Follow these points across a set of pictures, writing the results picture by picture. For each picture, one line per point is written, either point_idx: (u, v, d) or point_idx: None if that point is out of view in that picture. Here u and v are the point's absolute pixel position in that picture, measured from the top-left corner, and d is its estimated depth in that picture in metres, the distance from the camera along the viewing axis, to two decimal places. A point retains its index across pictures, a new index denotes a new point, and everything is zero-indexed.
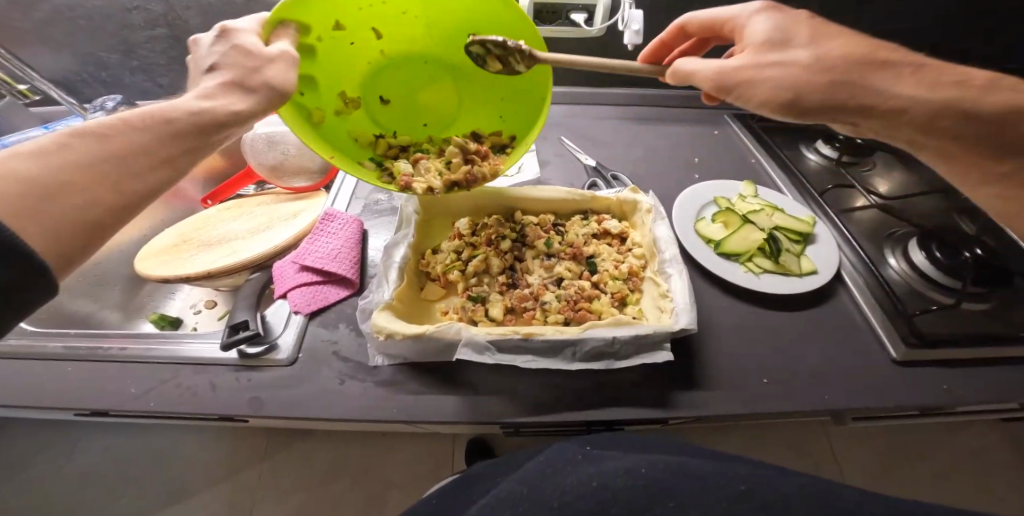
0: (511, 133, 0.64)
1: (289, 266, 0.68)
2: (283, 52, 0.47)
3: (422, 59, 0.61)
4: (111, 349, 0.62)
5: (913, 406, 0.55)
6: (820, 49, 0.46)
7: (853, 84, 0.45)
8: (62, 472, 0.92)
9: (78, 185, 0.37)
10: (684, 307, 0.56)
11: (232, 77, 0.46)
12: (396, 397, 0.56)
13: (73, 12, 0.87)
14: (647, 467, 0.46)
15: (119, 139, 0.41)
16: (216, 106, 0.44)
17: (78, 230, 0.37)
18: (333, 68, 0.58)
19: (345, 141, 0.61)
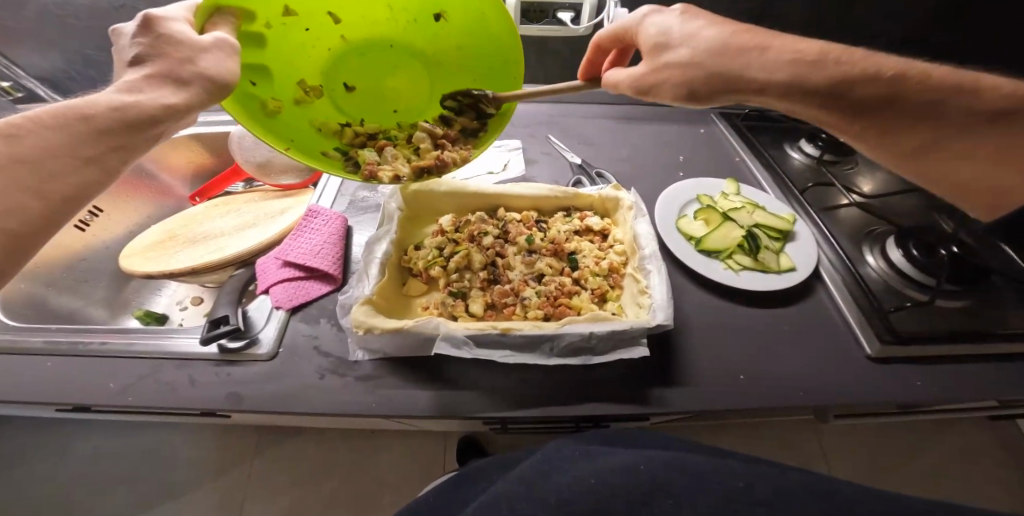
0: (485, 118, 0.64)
1: (273, 262, 0.68)
2: (216, 40, 0.44)
3: (388, 44, 0.60)
4: (91, 344, 0.62)
5: (889, 402, 0.56)
6: (696, 44, 0.52)
7: (721, 74, 0.51)
8: (52, 470, 0.92)
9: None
10: (662, 303, 0.57)
11: (162, 69, 0.43)
12: (376, 392, 0.56)
13: (61, 10, 0.86)
14: (646, 464, 0.46)
15: (36, 141, 0.39)
16: (143, 102, 0.42)
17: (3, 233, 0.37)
18: (286, 58, 0.56)
19: (304, 130, 0.59)
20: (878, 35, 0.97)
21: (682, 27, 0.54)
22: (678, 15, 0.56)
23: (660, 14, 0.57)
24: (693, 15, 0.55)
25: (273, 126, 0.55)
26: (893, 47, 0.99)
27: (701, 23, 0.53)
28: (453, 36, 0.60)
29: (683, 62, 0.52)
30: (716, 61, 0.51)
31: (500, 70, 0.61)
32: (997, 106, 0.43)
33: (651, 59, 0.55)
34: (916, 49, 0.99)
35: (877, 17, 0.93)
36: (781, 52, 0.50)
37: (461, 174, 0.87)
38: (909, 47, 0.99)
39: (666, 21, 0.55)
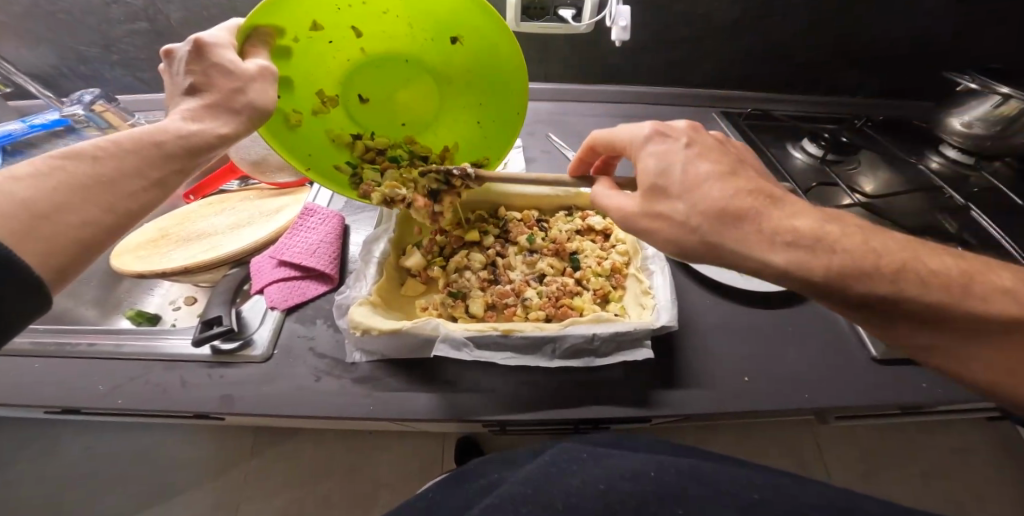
0: (485, 154, 0.66)
1: (267, 261, 0.67)
2: (263, 71, 0.45)
3: (404, 59, 0.59)
4: (80, 345, 0.60)
5: (893, 404, 0.55)
6: (703, 202, 0.39)
7: (712, 243, 0.39)
8: (42, 471, 0.90)
9: (76, 204, 0.35)
10: (666, 304, 0.56)
11: (213, 97, 0.43)
12: (373, 394, 0.55)
13: (52, 5, 0.84)
14: (656, 470, 0.46)
15: (112, 161, 0.39)
16: (202, 129, 0.42)
17: (81, 247, 0.36)
18: (306, 68, 0.55)
19: (320, 142, 0.61)
20: (879, 35, 0.96)
21: (683, 168, 0.41)
22: (683, 145, 0.43)
23: (658, 142, 0.44)
24: (703, 148, 0.43)
25: (290, 143, 0.57)
26: (895, 47, 0.98)
27: (705, 162, 0.41)
28: (468, 61, 0.59)
29: (682, 221, 0.40)
30: (723, 233, 0.38)
31: (509, 98, 0.61)
32: (1003, 316, 0.36)
33: (646, 203, 0.43)
34: (918, 49, 0.99)
35: (880, 16, 0.93)
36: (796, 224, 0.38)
37: None
38: (911, 47, 0.98)
39: (668, 152, 0.43)
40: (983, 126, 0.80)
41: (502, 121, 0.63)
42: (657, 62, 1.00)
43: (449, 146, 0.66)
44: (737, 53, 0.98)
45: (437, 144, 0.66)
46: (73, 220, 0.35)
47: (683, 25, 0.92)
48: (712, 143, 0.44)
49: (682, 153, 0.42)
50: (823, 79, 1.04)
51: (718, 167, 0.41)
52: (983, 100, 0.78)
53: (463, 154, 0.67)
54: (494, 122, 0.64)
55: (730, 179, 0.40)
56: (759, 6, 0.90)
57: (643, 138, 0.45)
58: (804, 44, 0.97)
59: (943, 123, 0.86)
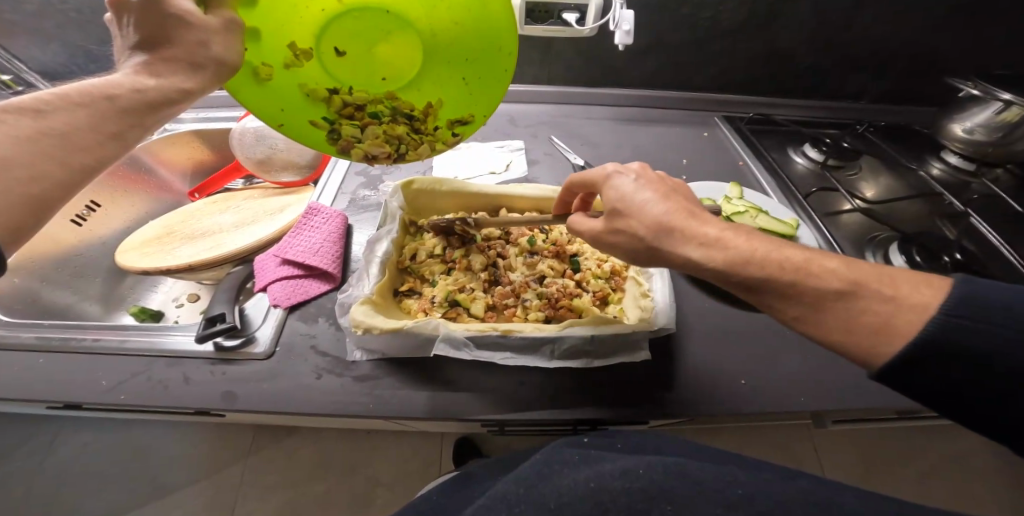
0: (470, 113, 0.59)
1: (271, 259, 0.67)
2: (225, 24, 0.42)
3: (385, 10, 0.53)
4: (83, 340, 0.61)
5: (890, 408, 0.55)
6: (647, 219, 0.42)
7: (654, 251, 0.43)
8: (40, 466, 0.90)
9: (20, 159, 0.34)
10: (664, 307, 0.56)
11: (172, 51, 0.40)
12: (373, 392, 0.55)
13: (65, 4, 0.85)
14: (645, 467, 0.46)
15: (61, 115, 0.37)
16: (162, 84, 0.41)
17: (28, 204, 0.35)
18: (276, 17, 0.50)
19: (292, 96, 0.55)
20: (882, 39, 0.96)
21: (635, 195, 0.44)
22: (632, 178, 0.46)
23: (618, 176, 0.47)
24: (651, 178, 0.46)
25: (260, 98, 0.52)
26: (899, 52, 0.98)
27: (651, 190, 0.44)
28: (453, 12, 0.52)
29: (633, 236, 0.43)
30: (656, 240, 0.42)
31: (497, 52, 0.53)
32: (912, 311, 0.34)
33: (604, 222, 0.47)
34: (923, 54, 0.99)
35: (883, 21, 0.93)
36: (713, 232, 0.40)
37: (462, 174, 0.86)
38: (914, 52, 0.98)
39: (621, 185, 0.46)
40: (985, 132, 0.80)
41: (490, 78, 0.56)
42: (659, 67, 1.00)
43: (432, 103, 0.59)
44: (737, 57, 0.99)
45: (422, 100, 0.60)
46: (20, 175, 0.34)
47: (687, 30, 0.93)
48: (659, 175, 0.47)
49: (632, 183, 0.45)
50: (826, 84, 1.04)
51: (664, 193, 0.44)
52: (986, 106, 0.78)
53: (448, 112, 0.60)
54: (483, 79, 0.56)
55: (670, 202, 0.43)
56: (762, 10, 0.90)
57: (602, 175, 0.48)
58: (808, 46, 0.97)
59: (944, 130, 0.86)
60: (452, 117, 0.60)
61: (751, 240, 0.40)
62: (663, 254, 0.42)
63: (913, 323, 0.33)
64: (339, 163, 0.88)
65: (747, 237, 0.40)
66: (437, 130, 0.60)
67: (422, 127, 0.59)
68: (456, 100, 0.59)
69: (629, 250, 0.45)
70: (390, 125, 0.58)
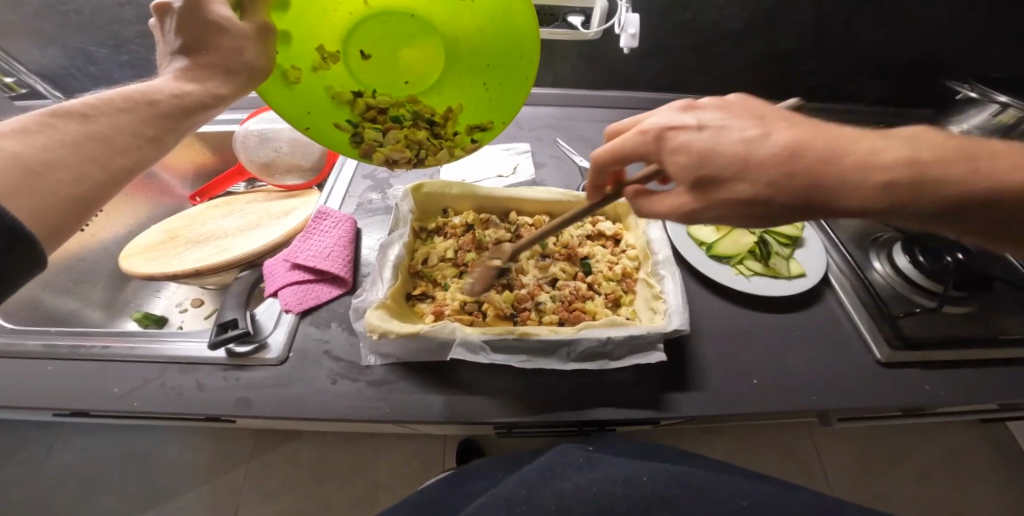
0: (488, 119, 0.58)
1: (281, 264, 0.67)
2: (258, 29, 0.44)
3: (410, 13, 0.54)
4: (94, 347, 0.60)
5: (897, 407, 0.57)
6: (766, 169, 0.36)
7: (806, 204, 0.36)
8: (37, 473, 0.89)
9: (65, 161, 0.34)
10: (678, 309, 0.56)
11: (209, 57, 0.42)
12: (389, 397, 0.56)
13: (64, 5, 0.83)
14: (647, 475, 0.48)
15: (106, 119, 0.37)
16: (197, 89, 0.41)
17: (71, 206, 0.34)
18: (308, 21, 0.51)
19: (318, 98, 0.55)
20: (881, 42, 0.98)
21: (717, 147, 0.38)
22: (698, 130, 0.40)
23: (681, 131, 0.41)
24: (720, 121, 0.40)
25: (287, 100, 0.53)
26: (896, 54, 1.00)
27: (734, 132, 0.38)
28: (477, 19, 0.52)
29: (754, 198, 0.37)
30: (762, 191, 0.36)
31: (517, 60, 0.52)
32: None
33: (697, 196, 0.40)
34: (920, 58, 1.01)
35: (882, 24, 0.95)
36: (850, 150, 0.35)
37: (469, 177, 0.87)
38: (911, 56, 1.00)
39: (691, 140, 0.40)
40: (982, 133, 0.81)
41: (511, 84, 0.55)
42: (662, 69, 1.01)
43: (453, 108, 0.60)
44: (739, 60, 1.00)
45: (442, 104, 0.60)
46: (64, 177, 0.34)
47: (690, 33, 0.94)
48: (718, 112, 0.41)
49: (701, 137, 0.39)
50: (825, 86, 1.06)
51: (756, 131, 0.38)
52: (983, 107, 0.80)
53: (468, 117, 0.60)
54: (503, 86, 0.56)
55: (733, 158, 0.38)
56: (764, 14, 0.91)
57: (651, 137, 0.42)
58: (809, 49, 0.98)
59: (943, 132, 0.88)
60: (470, 122, 0.60)
61: (873, 142, 0.35)
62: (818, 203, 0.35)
63: None
64: (344, 167, 0.87)
65: (867, 150, 0.35)
66: (456, 135, 0.60)
67: (441, 131, 0.59)
68: (478, 106, 0.59)
69: (766, 211, 0.37)
70: (411, 130, 0.58)
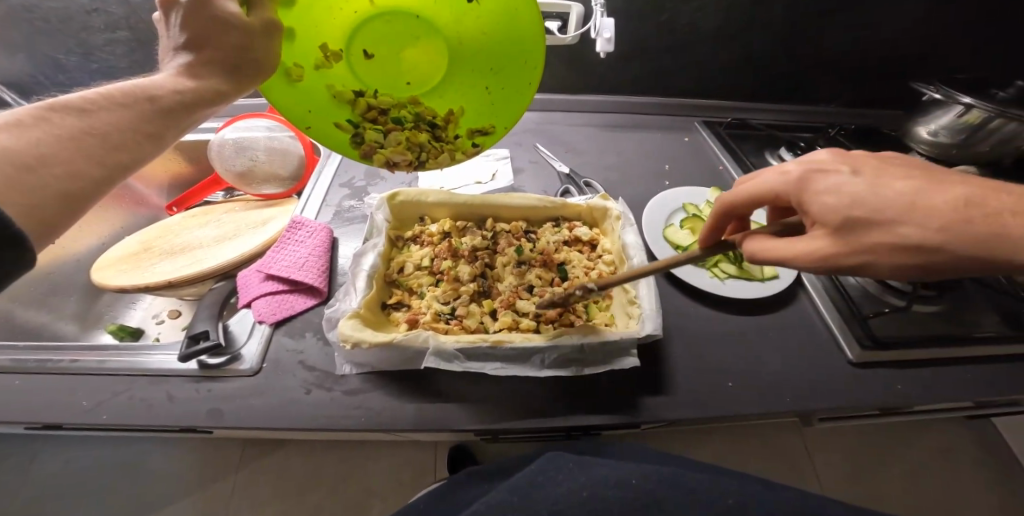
0: (491, 123, 0.58)
1: (255, 275, 0.66)
2: (264, 25, 0.42)
3: (415, 14, 0.53)
4: (61, 361, 0.59)
5: (872, 406, 0.57)
6: (935, 216, 0.35)
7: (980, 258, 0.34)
8: (20, 487, 0.87)
9: (61, 156, 0.33)
10: (651, 313, 0.57)
11: (212, 52, 0.41)
12: (364, 406, 0.55)
13: (30, 13, 0.82)
14: (638, 479, 0.48)
15: (103, 115, 0.37)
16: (199, 86, 0.41)
17: (65, 202, 0.33)
18: (313, 19, 0.51)
19: (320, 97, 0.55)
20: (852, 45, 1.00)
21: (878, 194, 0.36)
22: (851, 173, 0.38)
23: (829, 174, 0.39)
24: (871, 170, 0.39)
25: (288, 97, 0.52)
26: (868, 57, 1.02)
27: (893, 180, 0.37)
28: (481, 21, 0.52)
29: (919, 244, 0.35)
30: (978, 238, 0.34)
31: (522, 65, 0.52)
32: None
33: (841, 239, 0.37)
34: (891, 60, 1.03)
35: (853, 27, 0.96)
36: (1008, 208, 0.34)
37: (447, 183, 0.87)
38: (883, 58, 1.02)
39: (843, 183, 0.38)
40: (948, 133, 0.83)
41: (512, 90, 0.54)
42: (639, 73, 1.02)
43: (455, 110, 0.59)
44: (715, 63, 1.01)
45: (444, 108, 0.59)
46: (59, 171, 0.33)
47: (665, 37, 0.95)
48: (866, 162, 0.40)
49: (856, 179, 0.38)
50: (800, 89, 1.08)
51: (917, 183, 0.37)
52: (950, 109, 0.81)
53: (469, 121, 0.60)
54: (505, 90, 0.55)
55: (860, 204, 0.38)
56: (737, 18, 0.93)
57: (793, 178, 0.41)
58: (782, 52, 1.00)
59: (911, 131, 0.89)
60: (472, 126, 0.59)
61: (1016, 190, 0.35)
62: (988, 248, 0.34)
63: None
64: (322, 175, 0.87)
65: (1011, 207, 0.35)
66: (457, 138, 0.59)
67: (442, 135, 0.59)
68: (481, 110, 0.58)
69: (924, 264, 0.35)
70: (412, 132, 0.58)
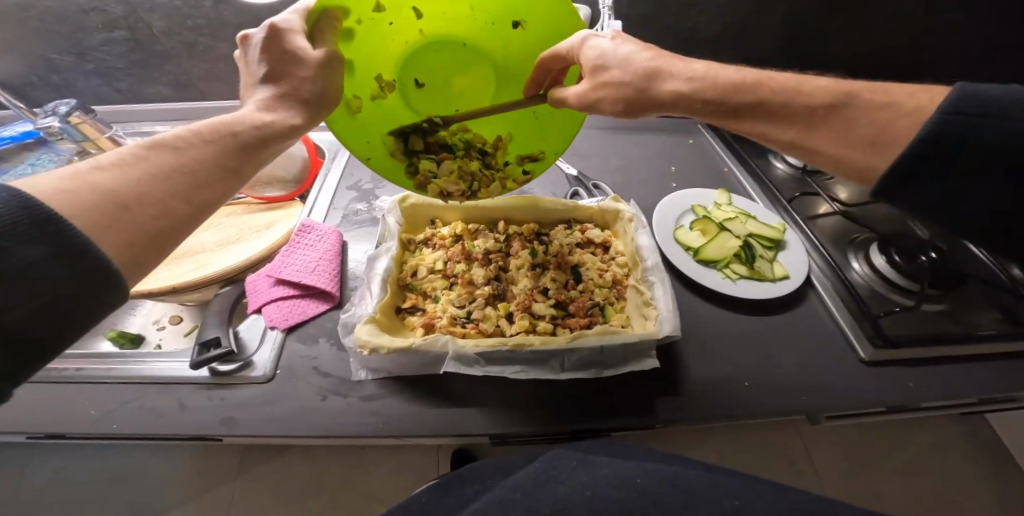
0: (539, 148, 0.62)
1: (264, 280, 0.65)
2: (329, 56, 0.45)
3: (462, 42, 0.56)
4: (66, 370, 0.57)
5: (882, 404, 0.58)
6: (630, 66, 0.50)
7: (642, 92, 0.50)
8: (13, 494, 0.85)
9: (156, 195, 0.35)
10: (668, 315, 0.57)
11: (288, 87, 0.44)
12: (381, 412, 0.54)
13: (24, 12, 0.80)
14: (641, 478, 0.48)
15: (193, 151, 0.39)
16: (276, 119, 0.43)
17: (160, 239, 0.35)
18: (367, 51, 0.53)
19: (376, 128, 0.58)
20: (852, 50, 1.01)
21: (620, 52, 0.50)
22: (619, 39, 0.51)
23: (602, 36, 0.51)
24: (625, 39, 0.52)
25: (349, 129, 0.54)
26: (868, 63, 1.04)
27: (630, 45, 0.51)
28: (529, 45, 0.56)
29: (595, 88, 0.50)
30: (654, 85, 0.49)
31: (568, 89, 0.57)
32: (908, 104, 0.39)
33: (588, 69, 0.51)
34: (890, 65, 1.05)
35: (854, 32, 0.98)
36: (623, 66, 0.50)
37: None
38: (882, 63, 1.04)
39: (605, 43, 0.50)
40: None
41: (561, 113, 0.60)
42: None
43: (502, 136, 0.62)
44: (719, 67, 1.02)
45: (491, 133, 0.63)
46: (151, 211, 0.34)
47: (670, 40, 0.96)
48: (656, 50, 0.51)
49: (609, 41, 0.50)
50: None
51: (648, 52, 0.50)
52: None
53: (517, 145, 0.63)
54: (553, 114, 0.61)
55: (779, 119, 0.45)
56: (740, 21, 0.94)
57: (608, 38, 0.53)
58: (783, 56, 1.01)
59: None
60: (521, 152, 0.63)
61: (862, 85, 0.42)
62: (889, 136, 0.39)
63: (911, 125, 0.38)
64: (328, 180, 0.87)
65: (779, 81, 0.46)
66: (506, 165, 0.63)
67: (492, 161, 0.62)
68: (529, 137, 0.62)
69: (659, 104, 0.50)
70: (463, 160, 0.59)
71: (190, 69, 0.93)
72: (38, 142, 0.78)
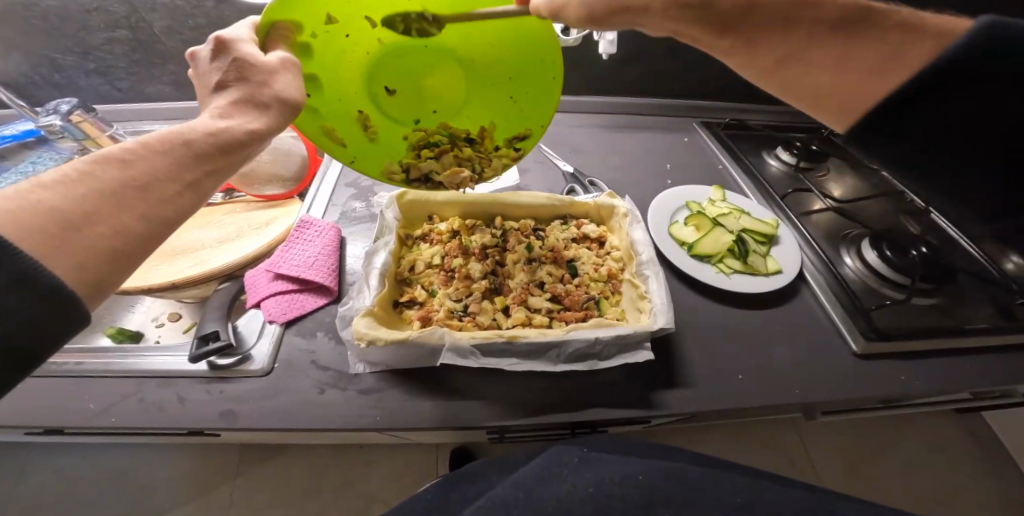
0: (525, 131, 0.62)
1: (262, 275, 0.66)
2: (283, 63, 0.45)
3: (423, 44, 0.56)
4: (64, 364, 0.58)
5: (875, 398, 0.59)
6: None
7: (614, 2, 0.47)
8: (13, 493, 0.85)
9: (105, 213, 0.32)
10: (662, 307, 0.57)
11: (242, 92, 0.43)
12: (379, 405, 0.55)
13: (26, 11, 0.80)
14: (645, 474, 0.49)
15: (145, 163, 0.36)
16: (232, 125, 0.41)
17: (110, 264, 0.32)
18: (330, 65, 0.54)
19: (356, 135, 0.60)
20: None
21: None
22: None
23: None
24: None
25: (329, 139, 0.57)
26: None
27: None
28: (490, 38, 0.55)
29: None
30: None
31: (540, 69, 0.57)
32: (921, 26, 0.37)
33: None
34: None
35: None
36: None
37: None
38: None
39: None
40: None
41: (538, 95, 0.59)
42: (640, 75, 1.04)
43: (486, 127, 0.63)
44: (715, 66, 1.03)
45: (473, 125, 0.63)
46: (102, 230, 0.32)
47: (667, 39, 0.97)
48: None
49: None
50: None
51: None
52: None
53: (503, 132, 0.64)
54: (531, 98, 0.60)
55: (801, 48, 0.42)
56: None
57: None
58: None
59: None
60: (508, 135, 0.63)
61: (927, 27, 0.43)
62: (892, 59, 0.37)
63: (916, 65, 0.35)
64: (326, 178, 0.88)
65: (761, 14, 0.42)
66: (495, 150, 0.64)
67: (479, 150, 0.64)
68: (510, 121, 0.63)
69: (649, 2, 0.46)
70: (455, 151, 0.63)
71: (190, 68, 0.94)
72: (39, 140, 0.79)
